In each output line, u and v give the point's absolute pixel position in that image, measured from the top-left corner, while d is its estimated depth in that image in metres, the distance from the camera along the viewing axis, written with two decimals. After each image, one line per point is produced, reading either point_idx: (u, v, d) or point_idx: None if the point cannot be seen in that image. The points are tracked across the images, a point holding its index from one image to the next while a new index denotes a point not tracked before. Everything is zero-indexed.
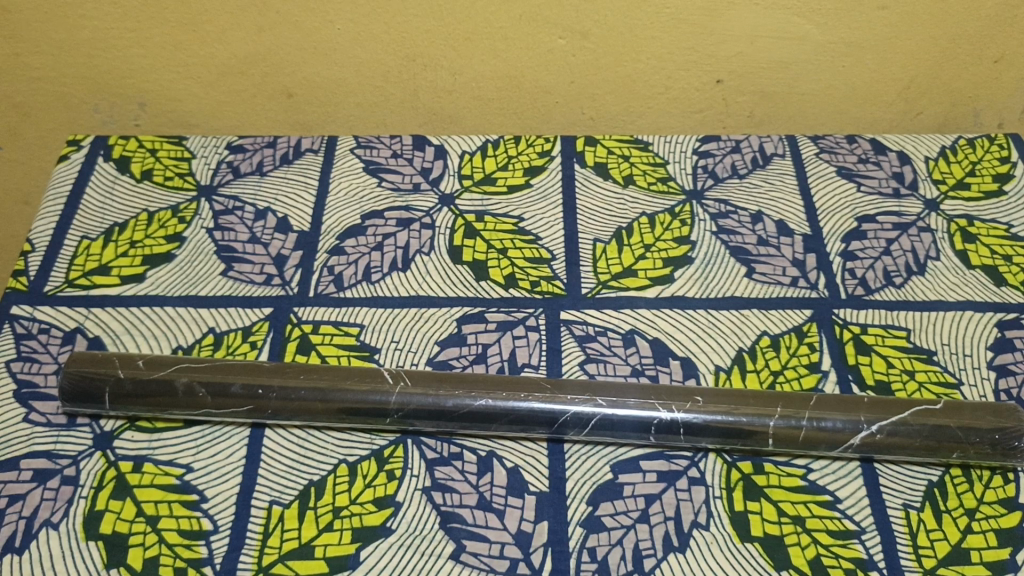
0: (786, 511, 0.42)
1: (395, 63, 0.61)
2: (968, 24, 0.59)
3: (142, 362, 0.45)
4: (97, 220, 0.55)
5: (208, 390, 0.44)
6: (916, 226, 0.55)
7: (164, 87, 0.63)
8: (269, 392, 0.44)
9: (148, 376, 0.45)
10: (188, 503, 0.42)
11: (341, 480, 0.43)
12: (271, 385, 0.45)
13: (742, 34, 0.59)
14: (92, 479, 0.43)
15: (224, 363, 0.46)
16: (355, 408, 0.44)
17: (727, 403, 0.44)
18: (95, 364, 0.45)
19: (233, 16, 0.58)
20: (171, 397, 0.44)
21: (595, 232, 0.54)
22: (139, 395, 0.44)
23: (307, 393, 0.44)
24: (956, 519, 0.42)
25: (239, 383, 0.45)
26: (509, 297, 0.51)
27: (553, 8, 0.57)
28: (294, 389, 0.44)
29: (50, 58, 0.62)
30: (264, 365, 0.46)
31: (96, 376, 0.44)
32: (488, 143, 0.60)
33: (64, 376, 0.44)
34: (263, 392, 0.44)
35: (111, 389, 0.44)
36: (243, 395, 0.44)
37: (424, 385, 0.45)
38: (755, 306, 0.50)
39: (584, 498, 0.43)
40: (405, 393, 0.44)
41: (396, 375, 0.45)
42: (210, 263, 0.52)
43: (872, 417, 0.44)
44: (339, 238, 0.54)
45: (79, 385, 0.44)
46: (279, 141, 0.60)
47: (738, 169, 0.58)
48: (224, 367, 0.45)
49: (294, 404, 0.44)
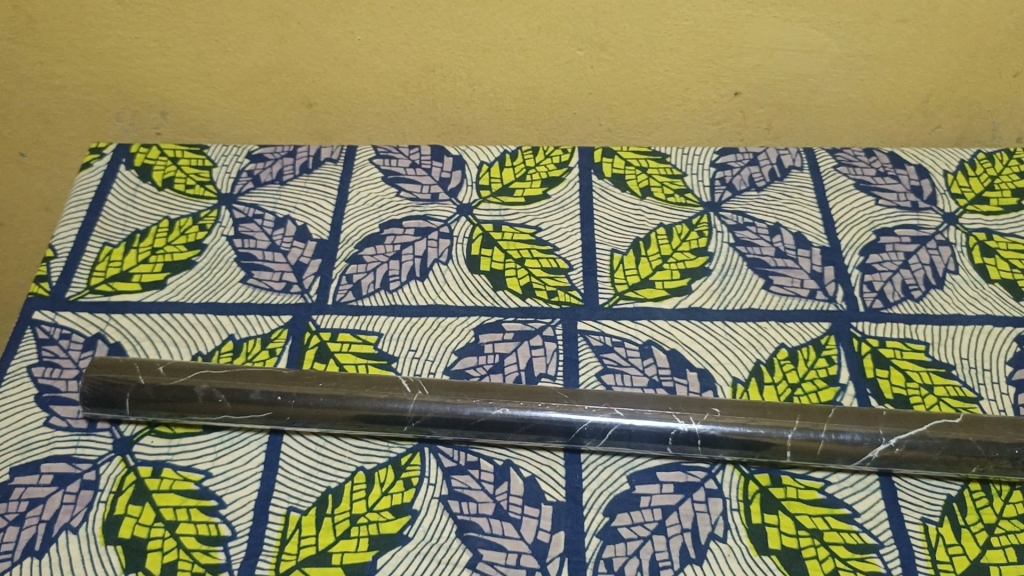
0: (803, 524, 0.42)
1: (414, 73, 0.61)
2: (987, 37, 0.59)
3: (163, 368, 0.46)
4: (118, 226, 0.55)
5: (228, 396, 0.45)
6: (935, 240, 0.55)
7: (185, 96, 0.64)
8: (288, 400, 0.44)
9: (168, 383, 0.45)
10: (206, 509, 0.43)
11: (358, 487, 0.43)
12: (290, 392, 0.45)
13: (760, 46, 0.59)
14: (111, 484, 0.43)
15: (244, 371, 0.46)
16: (373, 415, 0.44)
17: (745, 416, 0.44)
18: (116, 369, 0.45)
19: (254, 27, 0.59)
20: (190, 403, 0.44)
21: (612, 243, 0.54)
22: (159, 400, 0.45)
23: (325, 401, 0.44)
24: (975, 534, 0.42)
25: (259, 390, 0.45)
26: (526, 307, 0.51)
27: (572, 20, 0.58)
28: (312, 397, 0.45)
29: (73, 66, 0.63)
30: (283, 372, 0.46)
31: (117, 382, 0.45)
32: (506, 153, 0.60)
33: (86, 381, 0.45)
34: (282, 399, 0.45)
35: (132, 393, 0.44)
36: (262, 401, 0.45)
37: (441, 394, 0.45)
38: (773, 318, 0.50)
39: (600, 509, 0.43)
40: (422, 402, 0.44)
41: (414, 383, 0.46)
42: (230, 270, 0.53)
43: (891, 430, 0.43)
44: (357, 247, 0.54)
45: (99, 391, 0.44)
46: (299, 150, 0.60)
47: (756, 181, 0.58)
48: (243, 374, 0.46)
49: (313, 411, 0.44)
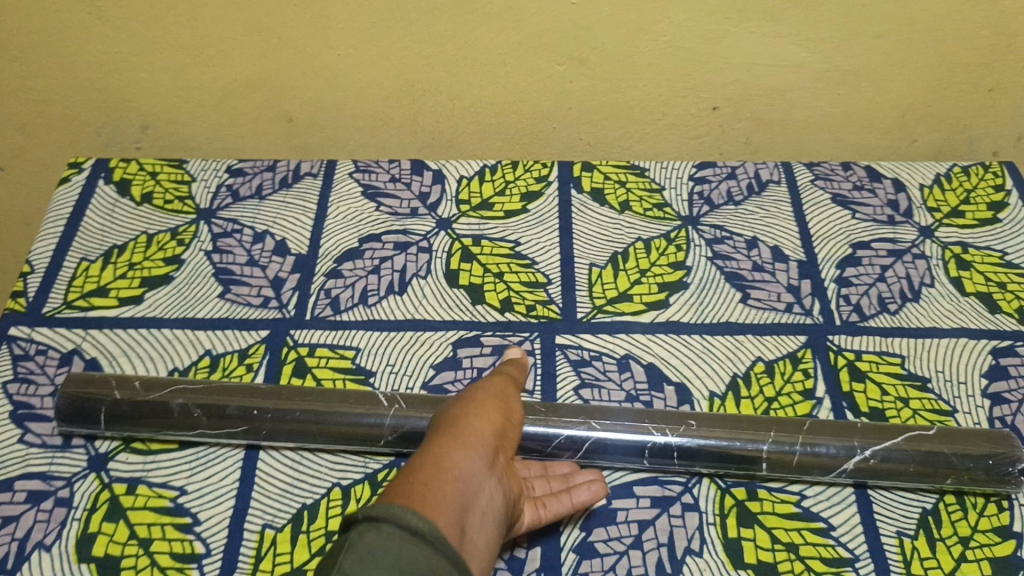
0: (779, 538, 0.42)
1: (395, 88, 0.62)
2: (963, 52, 0.59)
3: (138, 384, 0.46)
4: (96, 242, 0.55)
5: (204, 411, 0.45)
6: (911, 254, 0.55)
7: (165, 110, 0.64)
8: (264, 414, 0.45)
9: (144, 398, 0.45)
10: (181, 526, 0.42)
11: (334, 503, 0.43)
12: (267, 407, 0.45)
13: (739, 62, 0.60)
14: (86, 501, 0.43)
15: (221, 386, 0.46)
16: (350, 430, 0.45)
17: (721, 427, 0.45)
18: (92, 385, 0.46)
19: (234, 42, 0.59)
20: (166, 418, 0.45)
21: (591, 257, 0.55)
22: (135, 415, 0.45)
23: (302, 416, 0.45)
24: (950, 547, 0.42)
25: (235, 404, 0.45)
26: (505, 321, 0.51)
27: (551, 35, 0.58)
28: (289, 411, 0.45)
29: (53, 81, 0.63)
30: (260, 387, 0.46)
31: (92, 397, 0.45)
32: (486, 167, 0.60)
33: (60, 397, 0.45)
34: (258, 413, 0.45)
35: (107, 409, 0.45)
36: (238, 416, 0.45)
37: (419, 407, 0.45)
38: (750, 332, 0.51)
39: (577, 524, 0.43)
40: (399, 416, 0.45)
41: (390, 397, 0.46)
42: (208, 285, 0.53)
43: (866, 442, 0.44)
44: (336, 261, 0.54)
45: (74, 408, 0.45)
46: (278, 165, 0.60)
47: (734, 195, 0.59)
48: (220, 389, 0.46)
49: (289, 426, 0.45)
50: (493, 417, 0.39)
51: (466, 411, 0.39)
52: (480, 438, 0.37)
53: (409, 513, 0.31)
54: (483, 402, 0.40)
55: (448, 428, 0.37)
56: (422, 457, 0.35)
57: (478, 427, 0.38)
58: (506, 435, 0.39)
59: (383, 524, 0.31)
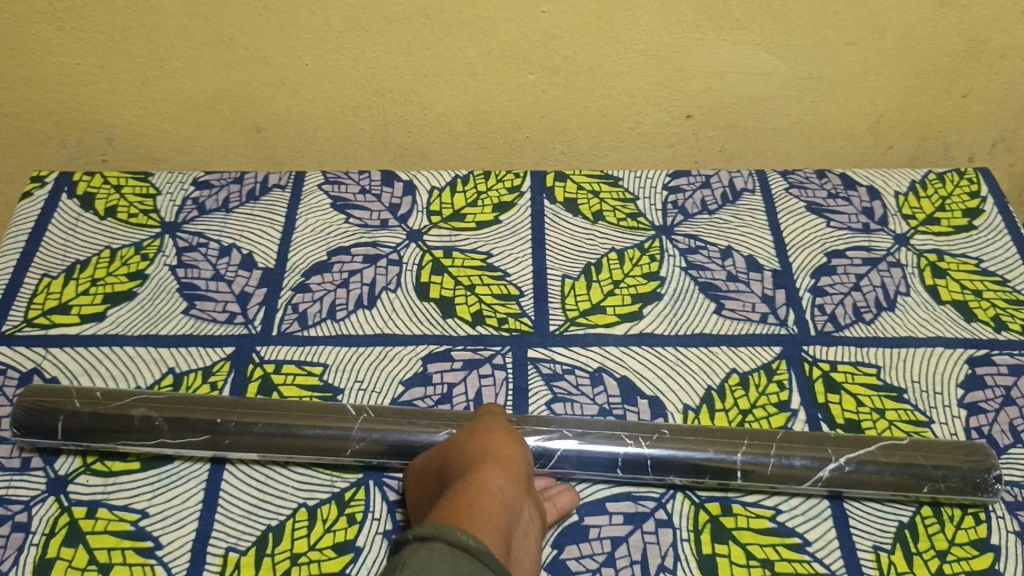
0: (754, 554, 0.42)
1: (365, 98, 0.61)
2: (936, 60, 0.59)
3: (101, 394, 0.45)
4: (58, 258, 0.54)
5: (166, 421, 0.44)
6: (886, 262, 0.55)
7: (131, 122, 0.63)
8: (228, 424, 0.44)
9: (105, 407, 0.45)
10: (142, 550, 0.41)
11: (300, 524, 0.42)
12: (231, 417, 0.44)
13: (711, 70, 0.59)
14: (44, 526, 0.42)
15: (182, 398, 0.45)
16: (315, 441, 0.44)
17: (695, 436, 0.44)
18: (52, 394, 0.45)
19: (198, 53, 0.58)
20: (126, 428, 0.44)
21: (564, 269, 0.54)
22: (93, 424, 0.44)
23: (266, 426, 0.44)
24: (927, 561, 0.42)
25: (199, 414, 0.44)
26: (476, 335, 0.50)
27: (522, 44, 0.57)
28: (253, 421, 0.44)
29: (14, 93, 0.61)
30: (226, 398, 0.46)
31: (51, 406, 0.44)
32: (457, 178, 0.59)
33: (18, 405, 0.44)
34: (222, 423, 0.44)
35: (65, 418, 0.44)
36: (201, 425, 0.44)
37: (387, 418, 0.45)
38: (724, 343, 0.50)
39: (549, 541, 0.42)
40: (366, 426, 0.44)
41: (359, 408, 0.45)
42: (172, 301, 0.52)
43: (839, 450, 0.44)
44: (304, 275, 0.53)
45: (31, 417, 0.44)
46: (246, 177, 0.59)
47: (708, 204, 0.58)
48: (184, 400, 0.45)
49: (252, 436, 0.44)
50: (519, 442, 0.41)
51: (493, 437, 0.41)
52: (515, 463, 0.39)
53: (464, 533, 0.33)
54: (508, 428, 0.42)
55: (482, 453, 0.39)
56: (464, 483, 0.38)
57: (510, 453, 0.40)
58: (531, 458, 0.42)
59: (437, 539, 0.32)
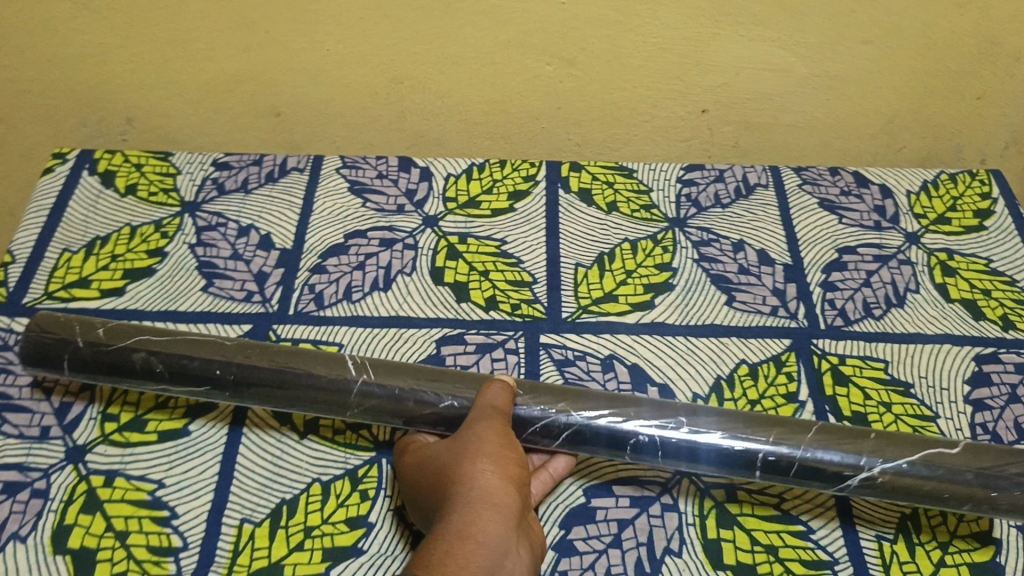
0: (759, 540, 0.42)
1: (383, 85, 0.61)
2: (950, 61, 0.59)
3: (102, 331, 0.45)
4: (79, 233, 0.55)
5: (166, 367, 0.44)
6: (896, 260, 0.55)
7: (152, 103, 0.63)
8: (227, 374, 0.44)
9: (106, 347, 0.44)
10: (158, 519, 0.42)
11: (313, 499, 0.43)
12: (230, 366, 0.44)
13: (727, 65, 0.60)
14: (62, 493, 0.43)
15: (184, 339, 0.45)
16: (316, 396, 0.43)
17: (724, 425, 0.42)
18: (56, 329, 0.45)
19: (220, 35, 0.59)
20: (128, 371, 0.44)
21: (577, 257, 0.54)
22: (96, 364, 0.44)
23: (265, 377, 0.44)
24: (929, 552, 0.42)
25: (199, 361, 0.44)
26: (489, 319, 0.51)
27: (540, 35, 0.58)
28: (253, 372, 0.44)
29: (38, 71, 0.62)
30: (228, 343, 0.45)
31: (55, 343, 0.45)
32: (473, 166, 0.60)
33: (25, 341, 0.45)
34: (221, 373, 0.44)
35: (71, 355, 0.44)
36: (201, 373, 0.44)
37: (391, 379, 0.44)
38: (734, 334, 0.50)
39: (556, 522, 0.43)
40: (367, 387, 0.43)
41: (360, 365, 0.44)
42: (191, 279, 0.52)
43: (875, 456, 0.41)
44: (321, 257, 0.54)
45: (36, 353, 0.45)
46: (264, 159, 0.60)
47: (721, 198, 0.59)
48: (186, 343, 0.45)
49: (252, 386, 0.44)
50: (509, 464, 0.38)
51: (477, 463, 0.38)
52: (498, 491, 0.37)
53: None
54: (498, 448, 0.39)
55: (466, 490, 0.37)
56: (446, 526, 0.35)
57: (495, 483, 0.37)
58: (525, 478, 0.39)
59: None
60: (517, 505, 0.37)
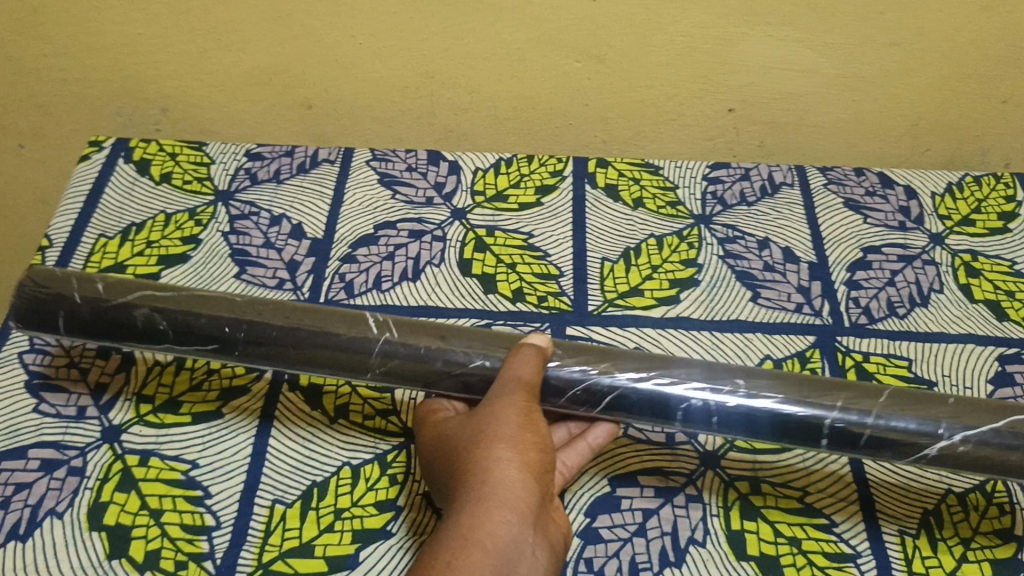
0: (782, 532, 0.43)
1: (414, 79, 0.62)
2: (977, 65, 0.60)
3: (102, 286, 0.44)
4: (114, 219, 0.56)
5: (171, 325, 0.44)
6: (921, 260, 0.55)
7: (186, 93, 0.65)
8: (235, 332, 0.43)
9: (109, 304, 0.44)
10: (192, 499, 0.43)
11: (343, 482, 0.44)
12: (238, 324, 0.43)
13: (755, 65, 0.60)
14: (98, 471, 0.44)
15: (189, 296, 0.44)
16: (331, 354, 0.43)
17: (786, 390, 0.42)
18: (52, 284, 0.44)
19: (255, 28, 0.59)
20: (131, 328, 0.44)
21: (603, 252, 0.55)
22: (98, 322, 0.44)
23: (274, 334, 0.43)
24: (951, 547, 0.43)
25: (205, 318, 0.44)
26: (516, 311, 0.51)
27: (570, 32, 0.58)
28: (262, 331, 0.43)
29: (75, 61, 0.63)
30: (236, 299, 0.44)
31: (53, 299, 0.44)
32: (501, 160, 0.61)
33: (20, 297, 0.44)
34: (229, 331, 0.43)
35: (70, 313, 0.44)
36: (207, 331, 0.44)
37: (414, 339, 0.44)
38: (758, 330, 0.51)
39: (582, 510, 0.43)
40: (390, 346, 0.43)
41: (383, 323, 0.44)
42: (224, 266, 0.53)
43: (951, 423, 0.41)
44: (351, 247, 0.55)
45: (33, 311, 0.44)
46: (296, 151, 0.61)
47: (746, 196, 0.59)
48: (190, 300, 0.44)
49: (261, 345, 0.43)
50: (527, 451, 0.38)
51: (493, 452, 0.38)
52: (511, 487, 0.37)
53: None
54: (517, 433, 0.39)
55: (480, 482, 0.37)
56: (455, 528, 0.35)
57: (511, 475, 0.37)
58: (544, 462, 0.39)
59: None
60: (534, 498, 0.37)
